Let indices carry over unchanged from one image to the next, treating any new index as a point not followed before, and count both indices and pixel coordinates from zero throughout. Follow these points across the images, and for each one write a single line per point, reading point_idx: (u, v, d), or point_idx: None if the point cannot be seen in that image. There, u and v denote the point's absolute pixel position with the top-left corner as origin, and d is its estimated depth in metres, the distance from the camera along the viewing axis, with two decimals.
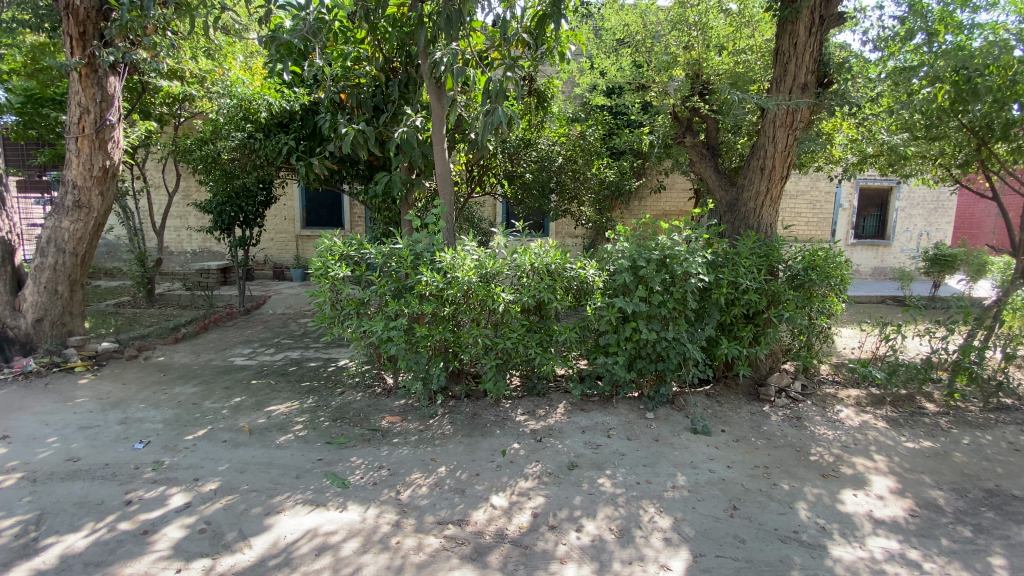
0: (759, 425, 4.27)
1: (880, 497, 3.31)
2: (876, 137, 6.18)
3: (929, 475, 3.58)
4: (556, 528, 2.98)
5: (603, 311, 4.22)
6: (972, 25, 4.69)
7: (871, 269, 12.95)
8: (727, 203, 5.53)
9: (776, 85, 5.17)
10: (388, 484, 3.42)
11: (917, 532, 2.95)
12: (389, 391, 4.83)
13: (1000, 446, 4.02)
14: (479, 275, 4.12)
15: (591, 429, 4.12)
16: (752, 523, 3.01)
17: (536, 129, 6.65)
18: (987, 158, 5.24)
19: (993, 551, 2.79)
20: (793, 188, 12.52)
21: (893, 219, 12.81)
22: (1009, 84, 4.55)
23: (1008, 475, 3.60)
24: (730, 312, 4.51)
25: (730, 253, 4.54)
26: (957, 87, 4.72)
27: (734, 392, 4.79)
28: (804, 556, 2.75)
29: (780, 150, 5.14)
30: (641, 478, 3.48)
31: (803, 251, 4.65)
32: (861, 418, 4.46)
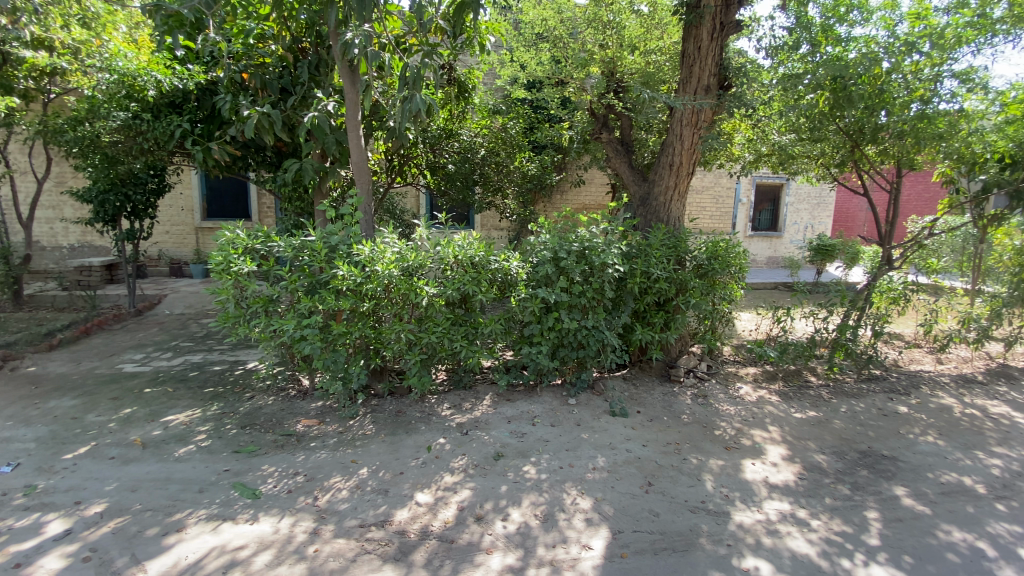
0: (671, 405, 4.55)
1: (775, 464, 3.65)
2: (769, 137, 6.72)
3: (814, 441, 4.00)
4: (482, 519, 2.96)
5: (527, 302, 4.25)
6: (848, 38, 5.28)
7: (765, 259, 14.25)
8: (640, 197, 5.79)
9: (683, 86, 5.46)
10: (304, 490, 3.23)
11: (804, 494, 3.28)
12: (304, 393, 4.55)
13: (870, 412, 4.58)
14: (400, 268, 3.98)
15: (516, 418, 4.15)
16: (665, 497, 3.19)
17: (457, 120, 6.55)
18: (860, 159, 5.88)
19: (867, 506, 3.14)
20: (699, 184, 13.41)
21: (784, 213, 14.20)
22: (878, 93, 5.17)
23: (877, 437, 4.10)
24: (643, 300, 4.75)
25: (644, 244, 4.78)
26: (836, 94, 5.30)
27: (648, 374, 5.09)
28: (710, 524, 2.95)
29: (687, 146, 5.47)
30: (563, 462, 3.56)
31: (707, 242, 4.99)
32: (758, 394, 4.89)
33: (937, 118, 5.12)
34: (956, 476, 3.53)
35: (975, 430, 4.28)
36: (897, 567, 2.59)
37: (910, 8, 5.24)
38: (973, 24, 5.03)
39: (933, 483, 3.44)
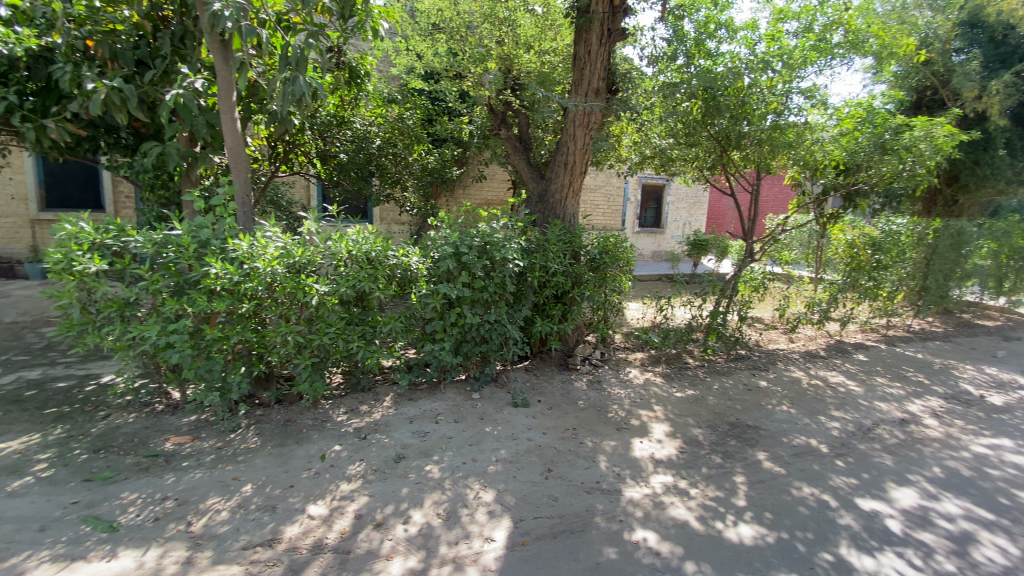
0: (569, 392, 4.75)
1: (660, 441, 3.96)
2: (650, 141, 7.15)
3: (693, 417, 4.41)
4: (382, 525, 2.85)
5: (428, 298, 4.15)
6: (717, 53, 5.85)
7: (651, 253, 15.46)
8: (538, 194, 5.96)
9: (576, 87, 5.68)
10: (176, 516, 2.87)
11: (685, 466, 3.60)
12: (174, 408, 4.05)
13: (738, 387, 5.17)
14: (285, 265, 3.68)
15: (418, 418, 4.06)
16: (564, 481, 3.32)
17: (349, 107, 6.21)
18: (727, 162, 6.54)
19: (735, 471, 3.53)
20: (592, 182, 14.13)
21: (666, 211, 15.47)
22: (741, 104, 5.80)
23: (743, 410, 4.63)
24: (542, 293, 4.89)
25: (542, 239, 4.93)
26: (708, 103, 5.87)
27: (548, 364, 5.29)
28: (604, 502, 3.12)
29: (580, 146, 5.70)
30: (466, 458, 3.55)
31: (599, 237, 5.28)
32: (645, 376, 5.31)
33: (787, 130, 5.89)
34: (806, 439, 4.09)
35: (818, 398, 5.00)
36: (760, 523, 2.92)
37: (766, 30, 5.92)
38: (816, 48, 5.82)
39: (788, 446, 3.95)
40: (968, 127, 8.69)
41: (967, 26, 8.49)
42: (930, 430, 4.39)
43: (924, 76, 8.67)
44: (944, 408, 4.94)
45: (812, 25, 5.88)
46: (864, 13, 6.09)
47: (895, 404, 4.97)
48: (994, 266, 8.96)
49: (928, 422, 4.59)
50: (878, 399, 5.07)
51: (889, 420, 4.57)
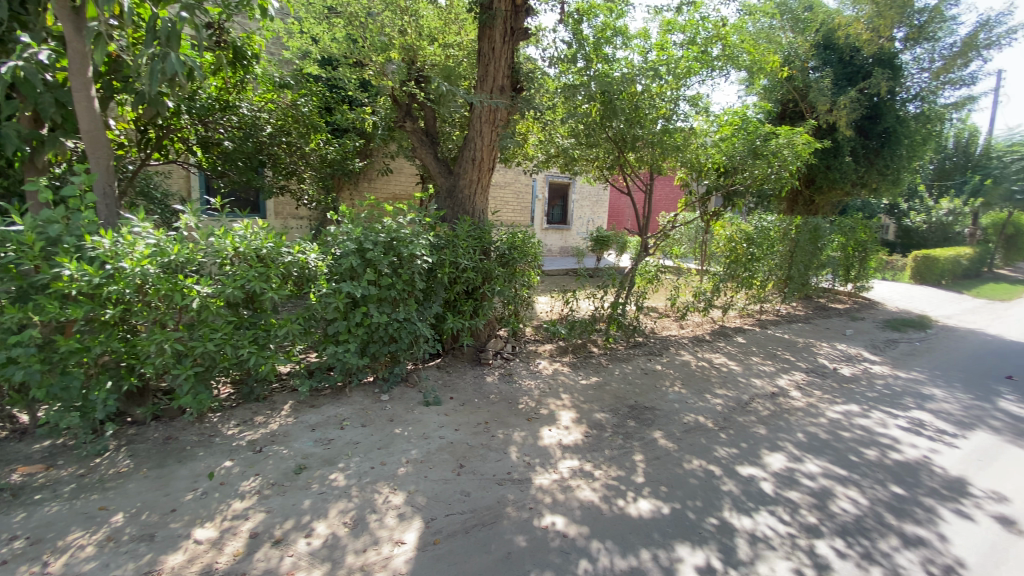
0: (481, 386, 4.78)
1: (567, 427, 4.12)
2: (554, 141, 7.33)
3: (597, 403, 4.64)
4: (281, 541, 2.67)
5: (329, 298, 3.93)
6: (614, 59, 6.17)
7: (559, 249, 16.04)
8: (446, 189, 5.89)
9: (480, 83, 5.69)
10: (25, 559, 2.45)
11: (590, 449, 3.78)
12: (21, 435, 3.46)
13: (636, 372, 5.55)
14: (158, 264, 3.29)
15: (321, 425, 3.85)
16: (475, 476, 3.34)
17: (236, 91, 5.71)
18: (625, 163, 6.96)
19: (635, 450, 3.78)
20: (501, 179, 14.27)
21: (572, 209, 16.11)
22: (634, 108, 6.19)
23: (641, 392, 4.97)
24: (453, 290, 4.86)
25: (451, 235, 4.86)
26: (605, 106, 6.21)
27: (461, 360, 5.28)
28: (515, 492, 3.19)
29: (487, 143, 5.73)
30: (374, 462, 3.44)
31: (508, 233, 5.36)
32: (553, 366, 5.51)
33: (675, 134, 6.42)
34: (695, 416, 4.49)
35: (705, 377, 5.52)
36: (656, 496, 3.16)
37: (655, 40, 6.33)
38: (699, 59, 6.35)
39: (680, 423, 4.31)
40: (822, 136, 10.01)
41: (821, 48, 9.73)
42: (794, 401, 5.02)
43: (788, 90, 9.85)
44: (805, 380, 5.67)
45: (695, 37, 6.39)
46: (738, 30, 6.77)
47: (767, 380, 5.62)
48: (842, 256, 10.47)
49: (794, 393, 5.25)
50: (754, 376, 5.72)
51: (762, 394, 5.16)
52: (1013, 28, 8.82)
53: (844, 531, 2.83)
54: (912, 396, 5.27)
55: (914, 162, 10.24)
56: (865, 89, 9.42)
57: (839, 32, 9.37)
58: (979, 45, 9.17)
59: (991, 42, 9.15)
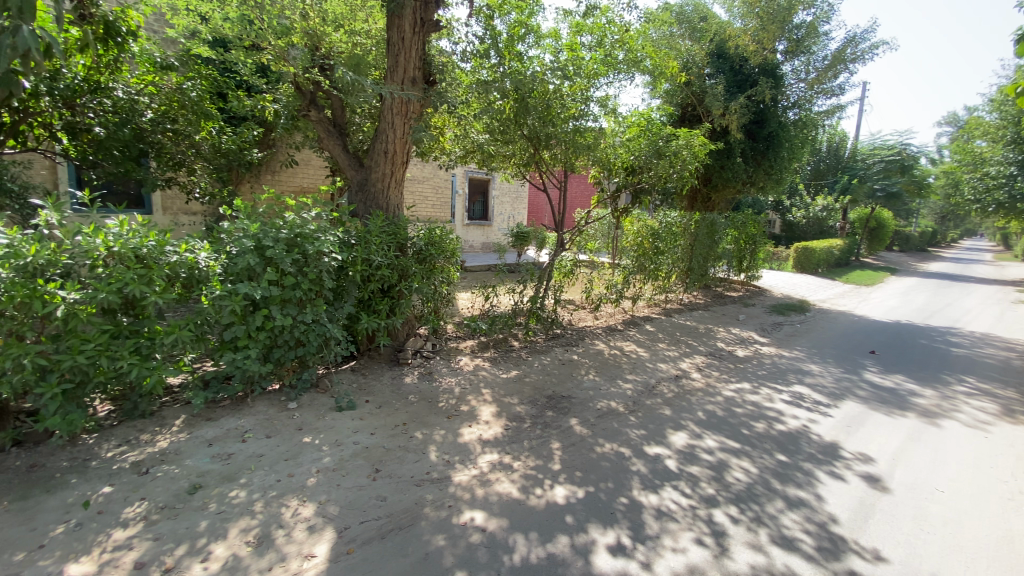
0: (398, 387, 4.66)
1: (486, 422, 4.14)
2: (469, 136, 7.22)
3: (516, 396, 4.71)
4: (173, 570, 2.42)
5: (224, 301, 3.62)
6: (525, 56, 6.24)
7: (481, 244, 16.10)
8: (357, 183, 5.67)
9: (390, 74, 5.51)
10: None
11: (509, 442, 3.83)
12: None
13: (555, 363, 5.70)
14: (12, 267, 2.87)
15: (220, 439, 3.54)
16: (392, 479, 3.25)
17: (109, 71, 5.12)
18: (541, 161, 7.17)
19: (553, 439, 3.88)
20: (419, 174, 13.96)
21: (492, 205, 16.19)
22: (546, 107, 6.31)
23: (559, 382, 5.12)
24: (366, 288, 4.67)
25: (363, 231, 4.67)
26: (517, 103, 6.29)
27: (377, 362, 5.11)
28: (434, 492, 3.14)
29: (399, 135, 5.57)
30: (281, 474, 3.23)
31: (424, 229, 5.27)
32: (474, 362, 5.49)
33: (586, 133, 6.69)
34: (608, 402, 4.70)
35: (618, 365, 5.80)
36: (572, 482, 3.26)
37: (564, 40, 6.47)
38: (605, 61, 6.63)
39: (594, 410, 4.48)
40: (717, 138, 10.85)
41: (715, 56, 10.50)
42: (696, 382, 5.43)
43: (687, 94, 10.57)
44: (705, 363, 6.16)
45: (603, 41, 6.63)
46: (641, 35, 7.14)
47: (673, 364, 6.03)
48: (736, 249, 11.49)
49: (696, 375, 5.67)
50: (661, 361, 6.11)
51: (669, 377, 5.53)
52: (873, 45, 10.10)
53: (737, 499, 3.10)
54: (794, 372, 5.90)
55: (794, 163, 11.44)
56: (752, 96, 10.33)
57: (730, 42, 10.18)
58: (846, 59, 10.38)
59: (856, 57, 10.38)
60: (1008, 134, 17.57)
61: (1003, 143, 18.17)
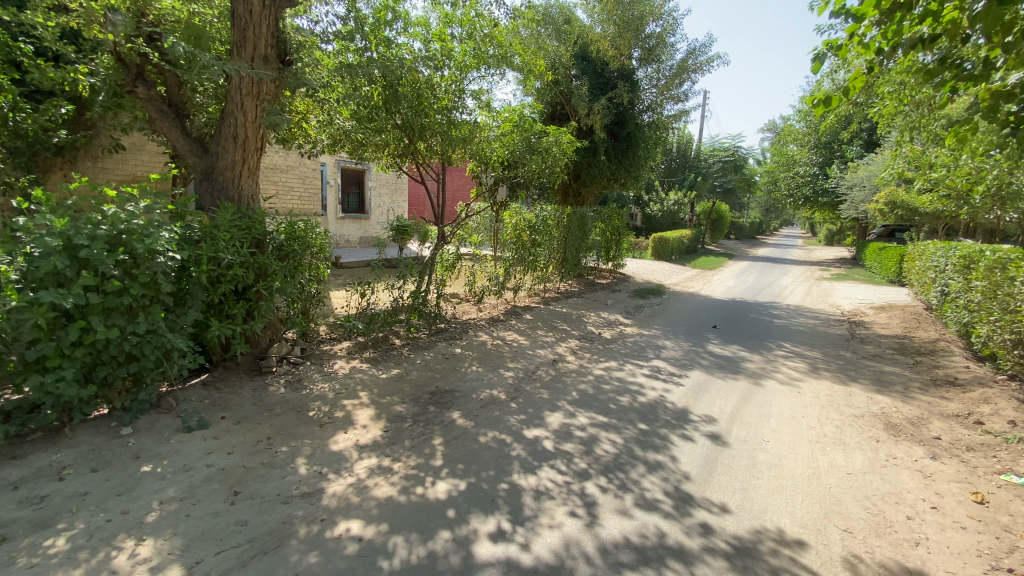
0: (262, 399, 4.25)
1: (364, 426, 3.94)
2: (334, 122, 6.81)
3: (396, 395, 4.56)
4: None
5: (24, 313, 2.97)
6: (393, 42, 5.96)
7: (358, 239, 15.36)
8: (201, 170, 5.05)
9: (237, 50, 4.92)
10: None
11: (388, 444, 3.69)
12: None
13: (437, 357, 5.63)
14: None
15: (26, 481, 2.91)
16: (255, 501, 2.94)
17: None
18: (416, 152, 7.04)
19: (434, 435, 3.82)
20: (282, 162, 12.82)
21: (368, 197, 15.52)
22: (417, 96, 6.18)
23: (441, 377, 5.07)
24: (216, 291, 4.15)
25: (209, 226, 4.15)
26: (386, 90, 6.04)
27: (235, 373, 4.60)
28: (304, 507, 2.91)
29: (250, 119, 5.03)
30: (113, 513, 2.75)
31: (284, 223, 4.85)
32: (350, 365, 5.20)
33: (461, 126, 6.68)
34: (490, 391, 4.77)
35: (499, 354, 5.92)
36: (453, 475, 3.25)
37: (433, 29, 6.36)
38: (476, 55, 6.66)
39: (476, 401, 4.51)
40: (583, 136, 11.54)
41: (579, 58, 11.09)
42: (571, 365, 5.75)
43: (555, 93, 11.07)
44: (579, 346, 6.55)
45: (473, 34, 6.65)
46: (510, 32, 7.29)
47: (550, 349, 6.31)
48: (604, 240, 12.41)
49: (571, 358, 6.00)
50: (540, 347, 6.36)
51: (547, 362, 5.78)
52: (709, 57, 11.51)
53: (606, 469, 3.35)
54: (654, 349, 6.54)
55: (650, 161, 12.61)
56: (613, 98, 11.13)
57: (592, 46, 10.84)
58: (689, 69, 11.67)
59: (697, 67, 11.71)
60: (809, 141, 21.27)
61: (807, 147, 21.92)
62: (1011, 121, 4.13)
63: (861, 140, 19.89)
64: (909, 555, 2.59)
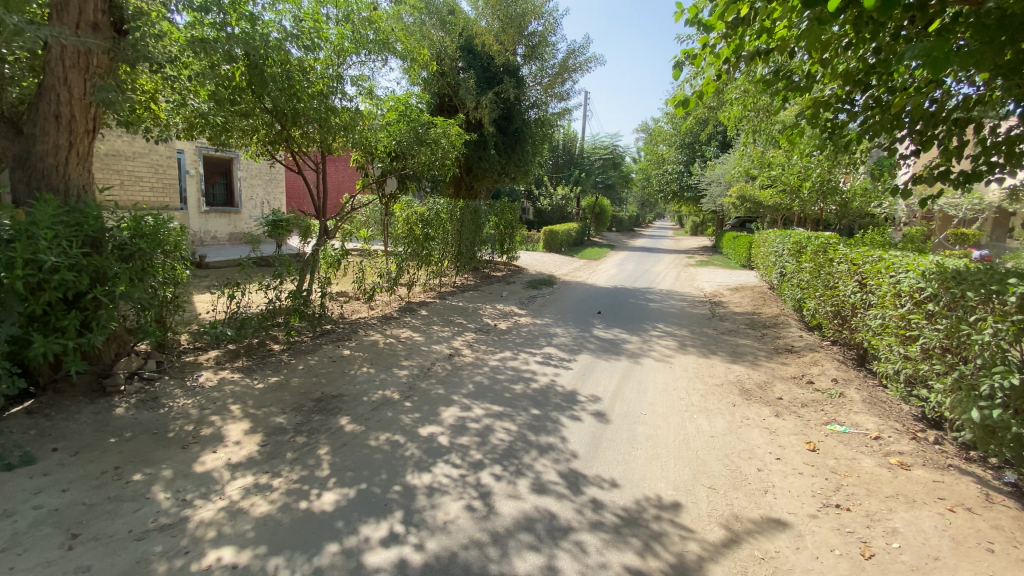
0: (107, 423, 3.65)
1: (237, 443, 3.56)
2: (187, 103, 6.02)
3: (275, 405, 4.18)
4: None
5: None
6: (257, 18, 5.38)
7: (227, 235, 13.90)
8: (13, 155, 4.19)
9: (56, 14, 4.13)
10: None
11: (266, 459, 3.38)
12: None
13: (323, 361, 5.28)
14: None
15: None
16: (101, 541, 2.52)
17: None
18: (290, 138, 6.54)
19: (319, 444, 3.57)
20: (128, 149, 11.20)
21: (238, 188, 14.13)
22: (288, 80, 5.70)
23: (328, 381, 4.76)
24: (38, 300, 3.46)
25: (24, 222, 3.46)
26: (250, 70, 5.39)
27: (69, 396, 3.89)
28: (165, 541, 2.56)
29: (77, 96, 4.26)
30: None
31: (127, 218, 4.18)
32: (219, 376, 4.66)
33: (340, 113, 6.31)
34: (382, 392, 4.57)
35: (391, 353, 5.71)
36: (341, 484, 3.06)
37: (306, 9, 5.95)
38: (354, 40, 6.34)
39: (367, 403, 4.30)
40: (472, 130, 11.54)
41: (465, 51, 11.02)
42: (467, 358, 5.72)
43: (443, 85, 10.92)
44: (475, 339, 6.56)
45: (350, 16, 6.33)
46: (391, 17, 7.01)
47: (446, 344, 6.23)
48: (498, 233, 12.57)
49: (466, 352, 5.99)
50: (434, 343, 6.26)
51: (442, 357, 5.70)
52: (588, 58, 12.11)
53: (500, 458, 3.39)
54: (546, 337, 6.77)
55: (537, 156, 12.97)
56: (499, 93, 11.26)
57: (477, 40, 10.87)
58: (570, 68, 12.16)
59: (577, 67, 12.28)
60: (676, 141, 23.49)
61: (674, 146, 24.14)
62: (828, 126, 4.88)
63: (717, 142, 22.41)
64: (761, 502, 2.97)
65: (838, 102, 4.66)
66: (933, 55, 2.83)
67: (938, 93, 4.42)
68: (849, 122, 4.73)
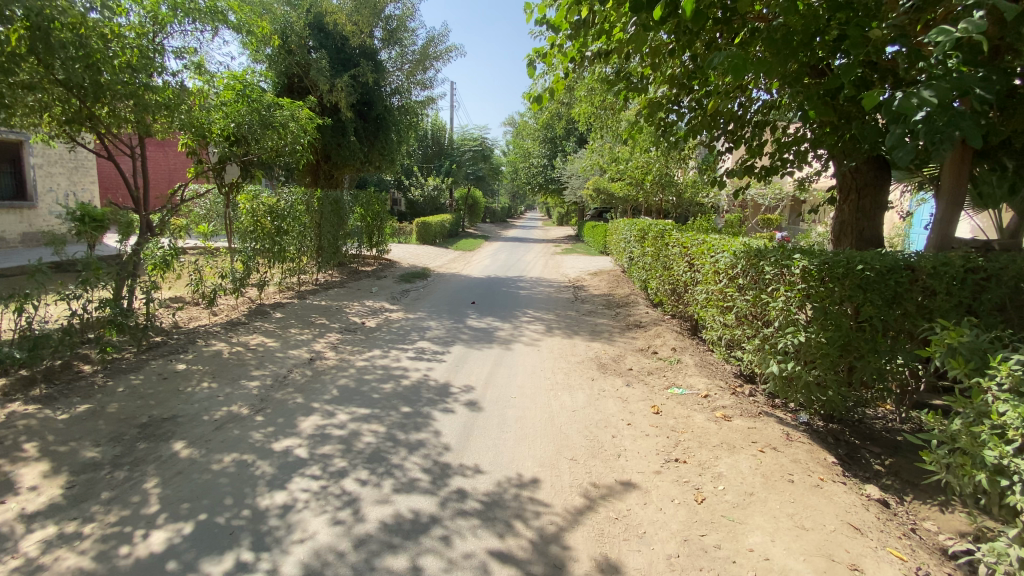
0: None
1: (31, 489, 2.91)
2: None
3: (87, 437, 3.50)
4: None
5: None
6: None
7: (19, 235, 11.45)
8: None
9: None
10: None
11: (74, 503, 2.81)
12: None
13: (151, 380, 4.54)
14: None
15: None
16: None
17: None
18: (93, 118, 5.48)
19: (147, 476, 3.07)
20: None
21: (31, 176, 11.57)
22: (85, 48, 4.69)
23: (158, 402, 4.10)
24: None
25: None
26: (31, 34, 4.28)
27: None
28: None
29: None
30: None
31: None
32: (4, 411, 3.76)
33: (159, 91, 5.44)
34: (227, 408, 4.08)
35: (240, 363, 5.12)
36: (177, 518, 2.67)
37: None
38: (171, 7, 5.52)
39: (209, 423, 3.80)
40: (328, 114, 10.77)
41: (315, 29, 10.22)
42: (330, 361, 5.36)
43: (290, 64, 10.00)
44: (339, 339, 6.17)
45: None
46: None
47: (306, 348, 5.77)
48: (364, 226, 11.98)
49: (329, 354, 5.60)
50: (292, 348, 5.75)
51: (301, 362, 5.27)
52: (448, 47, 12.01)
53: (366, 462, 3.24)
54: (416, 332, 6.62)
55: (403, 145, 12.53)
56: (356, 77, 10.65)
57: (328, 18, 10.16)
58: (431, 56, 11.89)
59: (438, 55, 12.08)
60: (539, 135, 24.51)
61: (538, 141, 25.18)
62: (661, 125, 5.40)
63: (575, 137, 23.88)
64: (615, 466, 3.25)
65: (669, 104, 5.17)
66: (734, 63, 3.27)
67: (744, 98, 5.16)
68: (677, 121, 5.29)
